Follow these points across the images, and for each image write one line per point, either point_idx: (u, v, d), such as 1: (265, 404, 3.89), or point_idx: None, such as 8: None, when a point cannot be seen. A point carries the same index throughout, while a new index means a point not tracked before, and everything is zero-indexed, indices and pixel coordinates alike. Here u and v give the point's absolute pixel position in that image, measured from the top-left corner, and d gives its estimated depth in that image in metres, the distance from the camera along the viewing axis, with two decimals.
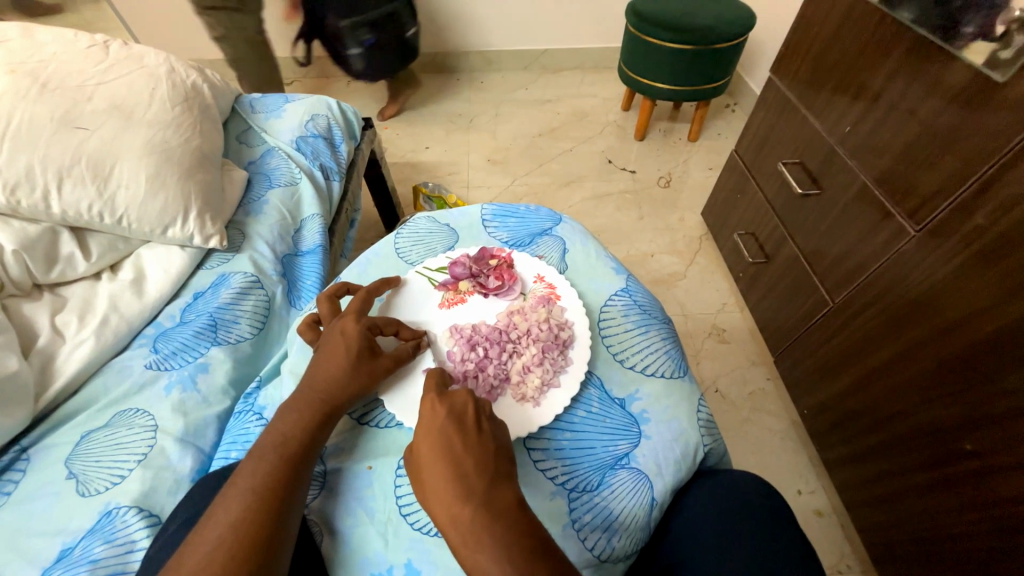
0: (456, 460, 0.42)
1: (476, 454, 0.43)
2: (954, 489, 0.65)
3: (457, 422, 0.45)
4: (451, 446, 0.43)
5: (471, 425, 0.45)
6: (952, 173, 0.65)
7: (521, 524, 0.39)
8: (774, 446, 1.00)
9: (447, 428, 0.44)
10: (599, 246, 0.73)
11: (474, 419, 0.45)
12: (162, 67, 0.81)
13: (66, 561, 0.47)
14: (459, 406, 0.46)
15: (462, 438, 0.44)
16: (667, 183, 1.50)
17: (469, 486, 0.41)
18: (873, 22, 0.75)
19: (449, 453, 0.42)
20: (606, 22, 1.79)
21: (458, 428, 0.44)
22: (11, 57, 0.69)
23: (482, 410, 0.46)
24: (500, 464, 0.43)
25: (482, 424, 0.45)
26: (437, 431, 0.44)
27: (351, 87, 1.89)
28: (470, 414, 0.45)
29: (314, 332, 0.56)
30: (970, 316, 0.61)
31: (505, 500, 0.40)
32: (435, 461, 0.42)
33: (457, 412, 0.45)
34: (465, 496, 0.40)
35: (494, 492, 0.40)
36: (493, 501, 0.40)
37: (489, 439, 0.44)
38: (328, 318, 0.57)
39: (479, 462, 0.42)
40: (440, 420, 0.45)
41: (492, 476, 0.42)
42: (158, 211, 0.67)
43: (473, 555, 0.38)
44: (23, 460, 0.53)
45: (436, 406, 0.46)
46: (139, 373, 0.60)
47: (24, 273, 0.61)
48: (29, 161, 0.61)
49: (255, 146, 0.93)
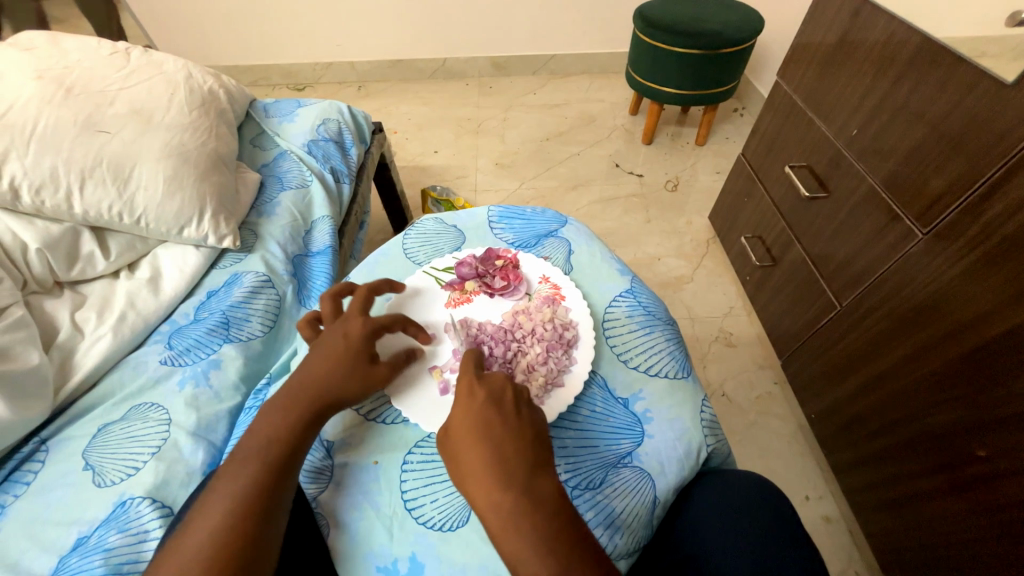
0: (496, 443, 0.42)
1: (515, 437, 0.43)
2: (964, 495, 0.64)
3: (496, 407, 0.45)
4: (492, 428, 0.43)
5: (509, 409, 0.45)
6: (962, 176, 0.64)
7: (557, 516, 0.39)
8: (782, 450, 0.99)
9: (487, 412, 0.44)
10: (604, 248, 0.74)
11: (513, 403, 0.46)
12: (180, 73, 0.83)
13: (82, 549, 0.48)
14: (496, 390, 0.46)
15: (502, 422, 0.44)
16: (674, 187, 1.50)
17: (510, 472, 0.41)
18: (880, 25, 0.75)
19: (487, 437, 0.43)
20: (615, 26, 1.81)
21: (497, 411, 0.45)
22: (38, 63, 0.72)
23: (520, 395, 0.47)
24: (539, 449, 0.43)
25: (520, 410, 0.46)
26: (476, 413, 0.44)
27: (362, 92, 1.92)
28: (509, 399, 0.46)
29: (313, 329, 0.56)
30: (979, 318, 0.61)
31: (547, 490, 0.40)
32: (473, 444, 0.43)
33: (495, 396, 0.46)
34: (506, 482, 0.40)
35: (534, 480, 0.41)
36: (534, 487, 0.40)
37: (527, 425, 0.44)
38: (328, 318, 0.55)
39: (519, 446, 0.42)
40: (478, 405, 0.45)
41: (533, 462, 0.42)
42: (174, 212, 0.69)
43: (511, 542, 0.38)
44: (42, 451, 0.55)
45: (474, 390, 0.46)
46: (154, 368, 0.62)
47: (47, 270, 0.64)
48: (53, 163, 0.64)
49: (269, 149, 0.95)
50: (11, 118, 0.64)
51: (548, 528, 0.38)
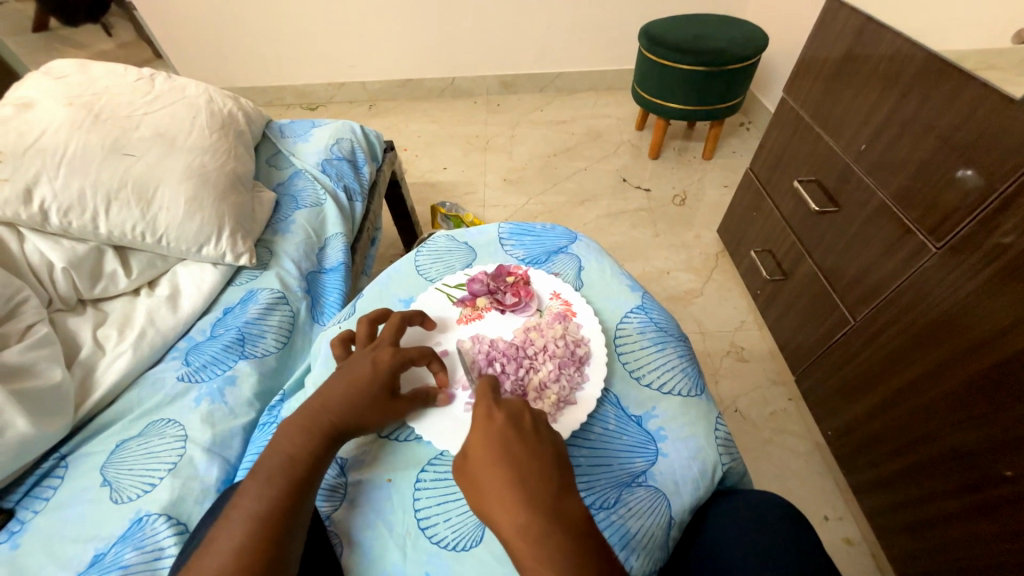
0: (521, 465, 0.42)
1: (538, 459, 0.43)
2: (991, 516, 0.62)
3: (517, 428, 0.45)
4: (515, 451, 0.43)
5: (529, 430, 0.45)
6: (974, 191, 0.64)
7: (584, 540, 0.39)
8: (798, 469, 0.98)
9: (508, 433, 0.44)
10: (614, 264, 0.74)
11: (532, 425, 0.46)
12: (201, 97, 0.86)
13: (99, 566, 0.48)
14: (515, 412, 0.46)
15: (524, 444, 0.44)
16: (682, 201, 1.51)
17: (536, 496, 0.41)
18: (884, 43, 0.76)
19: (511, 459, 0.43)
20: (621, 44, 1.84)
21: (518, 432, 0.45)
22: (69, 90, 0.75)
23: (539, 417, 0.47)
24: (562, 470, 0.43)
25: (540, 431, 0.46)
26: (497, 436, 0.44)
27: (373, 110, 1.96)
28: (528, 420, 0.46)
29: (344, 350, 0.57)
30: (998, 334, 0.60)
31: (574, 513, 0.40)
32: (496, 467, 0.42)
33: (515, 417, 0.46)
34: (533, 507, 0.40)
35: (561, 502, 0.41)
36: (562, 511, 0.40)
37: (548, 446, 0.44)
38: (361, 342, 0.57)
39: (543, 469, 0.42)
40: (499, 427, 0.45)
41: (559, 484, 0.42)
42: (194, 231, 0.71)
43: (540, 566, 0.38)
44: (62, 467, 0.56)
45: (493, 413, 0.46)
46: (171, 385, 0.63)
47: (71, 289, 0.66)
48: (80, 185, 0.66)
49: (284, 169, 0.97)
50: (42, 142, 0.66)
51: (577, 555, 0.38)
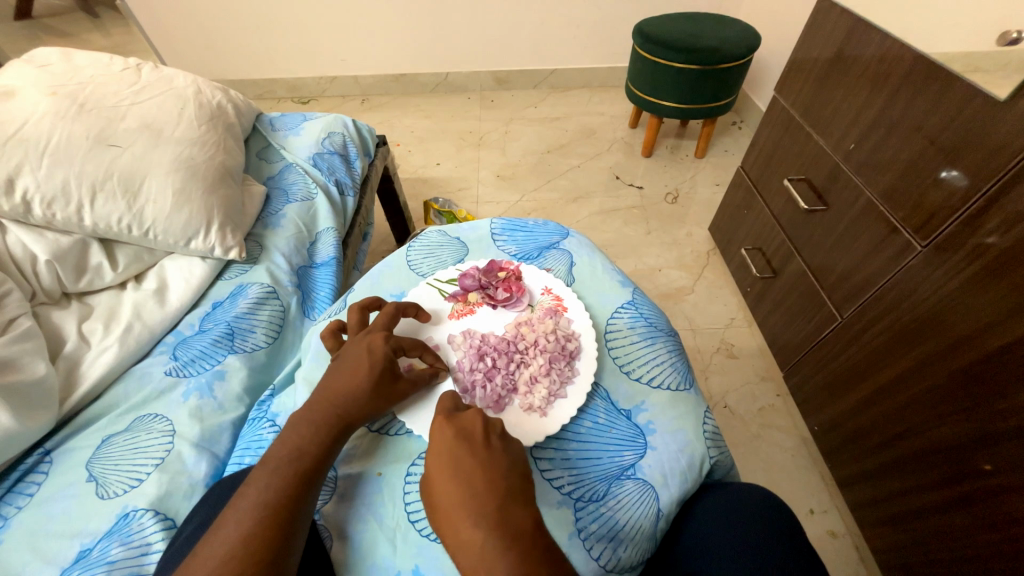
0: (466, 479, 0.42)
1: (486, 471, 0.42)
2: (969, 508, 0.64)
3: (466, 442, 0.44)
4: (461, 464, 0.43)
5: (479, 443, 0.44)
6: (960, 191, 0.65)
7: (529, 549, 0.38)
8: (785, 464, 0.99)
9: (456, 447, 0.44)
10: (605, 260, 0.74)
11: (482, 436, 0.45)
12: (190, 89, 0.85)
13: (85, 561, 0.48)
14: (467, 428, 0.45)
15: (472, 456, 0.43)
16: (674, 199, 1.52)
17: (479, 508, 0.40)
18: (874, 43, 0.76)
19: (459, 473, 0.42)
20: (614, 41, 1.84)
21: (466, 445, 0.44)
22: (53, 80, 0.74)
23: (493, 425, 0.46)
24: (510, 479, 0.43)
25: (492, 442, 0.45)
26: (446, 450, 0.44)
27: (365, 105, 1.95)
28: (479, 431, 0.45)
29: (336, 340, 0.56)
30: (979, 331, 0.61)
31: (519, 522, 0.40)
32: (445, 482, 0.43)
33: (466, 431, 0.45)
34: (475, 519, 0.40)
35: (506, 513, 0.40)
36: (507, 521, 0.40)
37: (498, 456, 0.44)
38: (353, 330, 0.56)
39: (489, 480, 0.42)
40: (448, 441, 0.44)
41: (502, 494, 0.41)
42: (182, 223, 0.70)
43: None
44: (46, 462, 0.55)
45: (443, 427, 0.46)
46: (158, 379, 0.62)
47: (55, 281, 0.65)
48: (65, 176, 0.64)
49: (274, 162, 0.96)
50: (24, 132, 0.65)
51: (521, 563, 0.37)
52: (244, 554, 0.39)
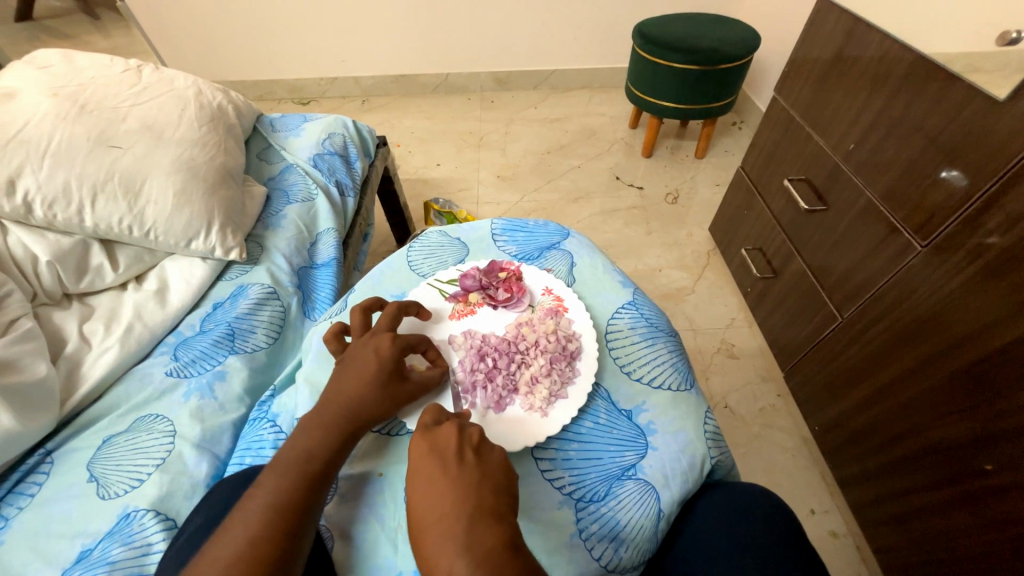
0: (435, 498, 0.41)
1: (456, 490, 0.41)
2: (969, 508, 0.64)
3: (438, 458, 0.43)
4: (433, 482, 0.42)
5: (451, 459, 0.43)
6: (960, 191, 0.65)
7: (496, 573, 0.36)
8: (786, 464, 0.99)
9: (427, 465, 0.43)
10: (606, 260, 0.74)
11: (456, 452, 0.44)
12: (190, 90, 0.85)
13: (86, 562, 0.48)
14: (439, 443, 0.45)
15: (443, 473, 0.42)
16: (674, 199, 1.52)
17: (447, 529, 0.38)
18: (873, 44, 0.76)
19: (428, 492, 0.41)
20: (614, 42, 1.84)
21: (438, 461, 0.43)
22: (54, 81, 0.74)
23: (466, 440, 0.45)
24: (482, 497, 0.40)
25: (466, 457, 0.44)
26: (418, 469, 0.43)
27: (366, 106, 1.95)
28: (452, 447, 0.44)
29: (340, 343, 0.56)
30: (979, 331, 0.61)
31: (485, 543, 0.37)
32: (418, 501, 0.41)
33: (439, 447, 0.44)
34: (443, 542, 0.38)
35: (473, 535, 0.38)
36: (475, 542, 0.37)
37: (469, 472, 0.42)
38: (357, 332, 0.56)
39: (459, 497, 0.40)
40: (421, 459, 0.44)
41: (469, 513, 0.39)
42: (183, 224, 0.70)
43: None
44: (47, 463, 0.55)
45: (418, 444, 0.45)
46: (159, 380, 0.62)
47: (56, 282, 0.65)
48: (66, 177, 0.65)
49: (275, 163, 0.96)
50: (25, 134, 0.65)
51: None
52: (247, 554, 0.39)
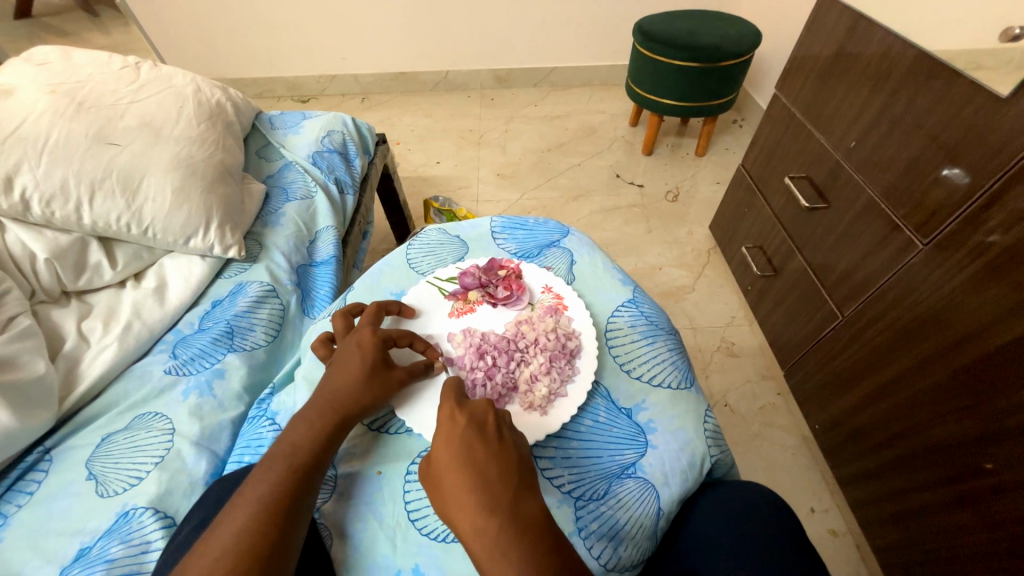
0: (479, 467, 0.42)
1: (497, 461, 0.43)
2: (971, 507, 0.63)
3: (478, 430, 0.45)
4: (474, 451, 0.43)
5: (491, 433, 0.45)
6: (962, 190, 0.65)
7: (543, 536, 0.38)
8: (786, 462, 0.99)
9: (469, 436, 0.44)
10: (605, 258, 0.74)
11: (495, 428, 0.46)
12: (189, 87, 0.85)
13: (84, 560, 0.47)
14: (478, 416, 0.46)
15: (484, 445, 0.44)
16: (675, 198, 1.51)
17: (491, 496, 0.40)
18: (876, 40, 0.76)
19: (471, 461, 0.43)
20: (615, 39, 1.84)
21: (478, 434, 0.45)
22: (51, 78, 0.74)
23: (502, 420, 0.47)
24: (522, 473, 0.43)
25: (503, 434, 0.46)
26: (456, 438, 0.44)
27: (366, 103, 1.95)
28: (491, 423, 0.46)
29: (328, 349, 0.56)
30: (980, 329, 0.61)
31: (530, 511, 0.40)
32: (457, 467, 0.43)
33: (477, 420, 0.46)
34: (488, 506, 0.40)
35: (519, 502, 0.40)
36: (520, 508, 0.40)
37: (510, 448, 0.44)
38: (341, 335, 0.57)
39: (501, 468, 0.42)
40: (460, 429, 0.45)
41: (514, 484, 0.41)
42: (182, 222, 0.70)
43: (497, 566, 0.37)
44: (46, 461, 0.55)
45: (455, 416, 0.46)
46: (158, 378, 0.62)
47: (55, 280, 0.65)
48: (64, 174, 0.64)
49: (274, 161, 0.96)
50: (22, 131, 0.65)
51: (535, 549, 0.37)
52: (247, 549, 0.39)
